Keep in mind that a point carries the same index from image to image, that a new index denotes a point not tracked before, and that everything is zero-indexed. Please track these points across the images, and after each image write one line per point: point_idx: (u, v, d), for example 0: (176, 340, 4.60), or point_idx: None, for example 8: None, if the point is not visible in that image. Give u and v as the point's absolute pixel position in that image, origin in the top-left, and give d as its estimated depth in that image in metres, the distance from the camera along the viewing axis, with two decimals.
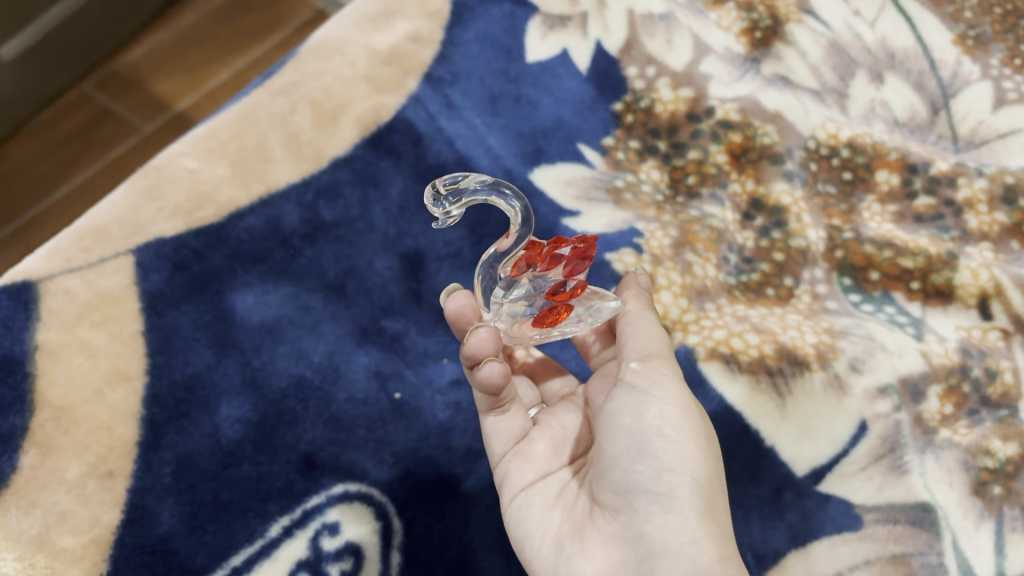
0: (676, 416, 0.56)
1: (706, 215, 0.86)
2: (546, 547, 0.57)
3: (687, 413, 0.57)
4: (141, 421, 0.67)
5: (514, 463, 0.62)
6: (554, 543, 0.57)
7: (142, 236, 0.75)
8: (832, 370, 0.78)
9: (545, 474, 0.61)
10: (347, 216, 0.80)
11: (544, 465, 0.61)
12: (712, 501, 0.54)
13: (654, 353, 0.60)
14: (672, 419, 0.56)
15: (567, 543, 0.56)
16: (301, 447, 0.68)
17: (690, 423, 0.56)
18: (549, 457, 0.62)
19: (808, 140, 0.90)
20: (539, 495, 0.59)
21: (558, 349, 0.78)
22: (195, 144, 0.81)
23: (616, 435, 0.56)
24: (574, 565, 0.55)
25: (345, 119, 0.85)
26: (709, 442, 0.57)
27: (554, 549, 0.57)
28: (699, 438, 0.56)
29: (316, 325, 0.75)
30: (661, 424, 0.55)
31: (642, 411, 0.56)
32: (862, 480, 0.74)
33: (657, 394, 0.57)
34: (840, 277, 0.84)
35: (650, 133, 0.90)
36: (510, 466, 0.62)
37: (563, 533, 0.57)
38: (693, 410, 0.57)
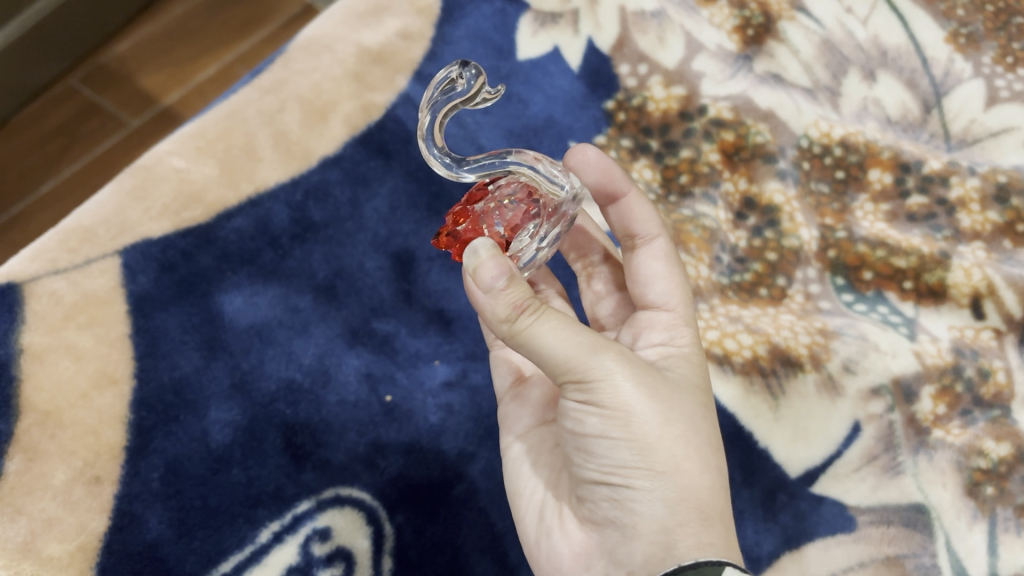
0: (619, 414, 0.48)
1: (699, 214, 0.86)
2: (530, 514, 0.55)
3: (631, 403, 0.49)
4: (129, 426, 0.66)
5: (512, 407, 0.62)
6: (536, 510, 0.55)
7: (129, 236, 0.74)
8: (826, 370, 0.77)
9: (541, 422, 0.59)
10: (337, 216, 0.79)
11: (539, 411, 0.60)
12: (681, 480, 0.49)
13: (583, 344, 0.48)
14: (612, 421, 0.49)
15: (547, 513, 0.54)
16: (291, 451, 0.68)
17: (636, 413, 0.49)
18: (545, 404, 0.60)
19: (801, 139, 0.89)
20: (531, 451, 0.58)
21: None
22: (182, 142, 0.79)
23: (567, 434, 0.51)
24: (551, 542, 0.53)
25: (334, 117, 0.83)
26: (671, 412, 0.50)
27: (537, 518, 0.55)
28: (654, 422, 0.49)
29: (306, 327, 0.74)
30: (603, 428, 0.49)
31: (581, 419, 0.50)
32: (855, 481, 0.74)
33: (594, 398, 0.49)
34: (833, 276, 0.83)
35: (642, 132, 0.90)
36: (508, 409, 0.62)
37: (547, 499, 0.55)
38: (642, 393, 0.49)
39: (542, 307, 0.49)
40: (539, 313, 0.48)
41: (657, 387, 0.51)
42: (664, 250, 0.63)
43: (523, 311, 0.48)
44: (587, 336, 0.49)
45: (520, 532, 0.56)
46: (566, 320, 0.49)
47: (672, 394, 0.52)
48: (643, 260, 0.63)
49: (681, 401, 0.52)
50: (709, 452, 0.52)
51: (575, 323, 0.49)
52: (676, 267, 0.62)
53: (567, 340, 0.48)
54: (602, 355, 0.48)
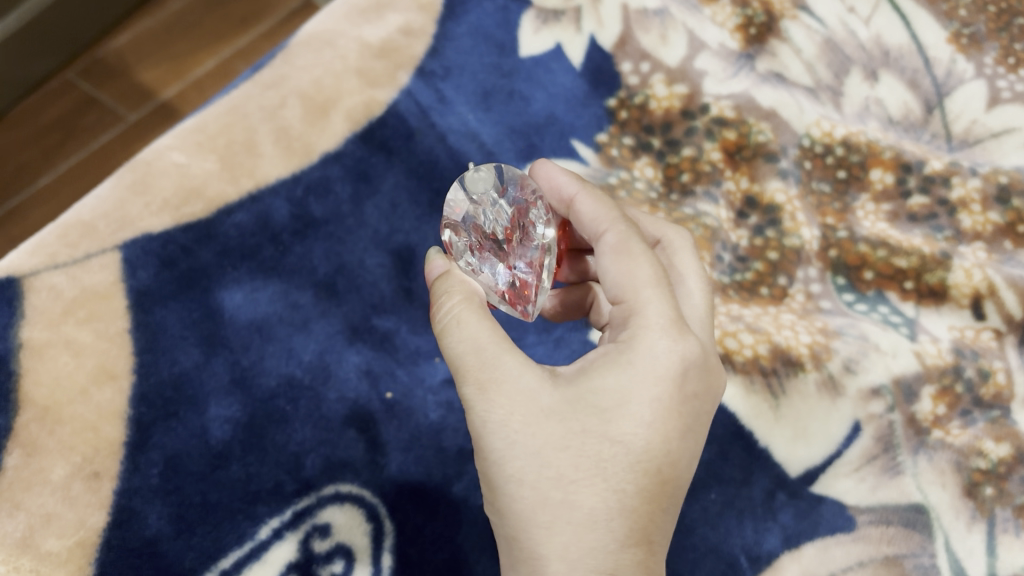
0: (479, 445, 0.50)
1: (700, 213, 0.86)
2: None
3: (481, 433, 0.49)
4: (130, 421, 0.66)
5: None
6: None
7: (130, 231, 0.73)
8: (827, 370, 0.77)
9: None
10: (337, 212, 0.79)
11: None
12: (516, 520, 0.48)
13: (460, 368, 0.50)
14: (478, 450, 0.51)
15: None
16: (291, 448, 0.67)
17: (483, 448, 0.49)
18: None
19: (803, 138, 0.89)
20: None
21: (550, 351, 0.76)
22: (183, 138, 0.79)
23: None
24: None
25: (336, 113, 0.83)
26: (531, 450, 0.48)
27: None
28: (492, 458, 0.48)
29: (306, 324, 0.73)
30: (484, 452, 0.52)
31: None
32: (855, 482, 0.74)
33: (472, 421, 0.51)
34: (833, 276, 0.83)
35: (644, 130, 0.89)
36: None
37: None
38: (496, 432, 0.48)
39: (464, 311, 0.51)
40: (455, 311, 0.51)
41: (519, 418, 0.48)
42: (612, 244, 0.53)
43: (443, 308, 0.52)
44: (467, 362, 0.49)
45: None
46: (472, 324, 0.50)
47: (548, 420, 0.48)
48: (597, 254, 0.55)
49: (553, 429, 0.48)
50: (579, 489, 0.47)
51: (476, 336, 0.49)
52: (625, 264, 0.52)
53: (454, 355, 0.50)
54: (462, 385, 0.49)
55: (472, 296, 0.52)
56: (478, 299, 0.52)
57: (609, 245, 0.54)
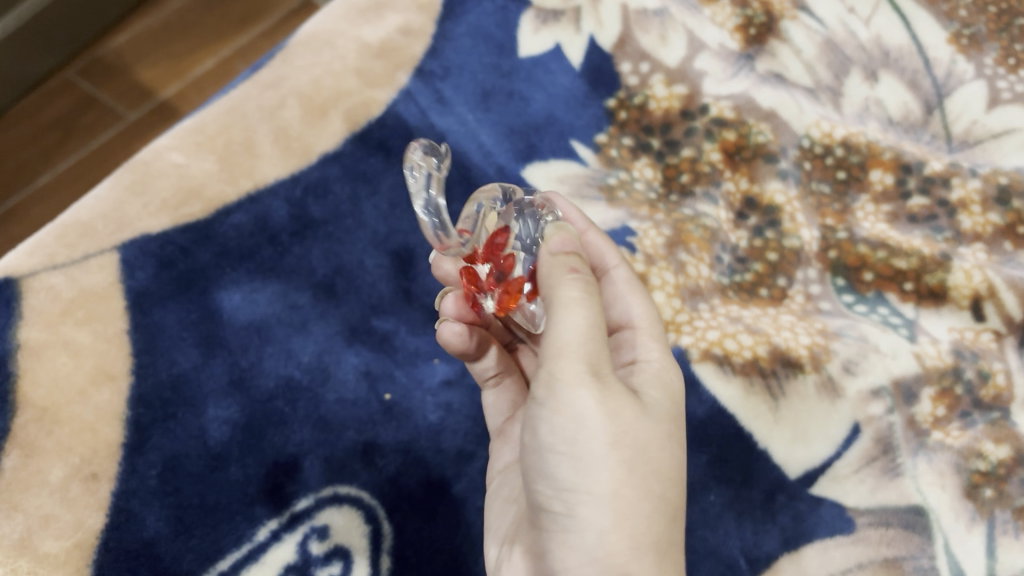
0: (580, 431, 0.47)
1: (700, 214, 0.86)
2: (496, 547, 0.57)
3: (590, 419, 0.47)
4: (128, 422, 0.66)
5: (499, 445, 0.63)
6: (501, 541, 0.57)
7: (128, 232, 0.73)
8: (826, 371, 0.77)
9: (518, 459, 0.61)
10: (336, 213, 0.78)
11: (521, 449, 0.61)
12: (621, 508, 0.47)
13: (577, 343, 0.47)
14: (567, 434, 0.47)
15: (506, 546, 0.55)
16: (289, 449, 0.67)
17: (593, 433, 0.47)
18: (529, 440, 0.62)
19: (803, 139, 0.89)
20: (506, 485, 0.60)
21: None
22: (182, 138, 0.79)
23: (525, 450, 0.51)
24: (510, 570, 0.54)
25: (335, 113, 0.83)
26: (638, 439, 0.48)
27: (501, 550, 0.56)
28: (604, 442, 0.47)
29: (305, 325, 0.73)
30: (554, 441, 0.48)
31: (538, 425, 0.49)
32: (854, 483, 0.74)
33: (554, 404, 0.47)
34: (833, 277, 0.83)
35: (644, 130, 0.89)
36: (496, 447, 0.63)
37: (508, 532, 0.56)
38: (604, 413, 0.47)
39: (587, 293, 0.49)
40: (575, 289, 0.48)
41: (628, 409, 0.49)
42: (624, 277, 0.62)
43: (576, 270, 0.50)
44: (581, 338, 0.47)
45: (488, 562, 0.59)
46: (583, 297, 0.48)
47: (641, 416, 0.50)
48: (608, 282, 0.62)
49: (645, 424, 0.50)
50: (663, 483, 0.50)
51: (594, 320, 0.48)
52: (641, 292, 0.61)
53: (569, 331, 0.47)
54: (575, 360, 0.47)
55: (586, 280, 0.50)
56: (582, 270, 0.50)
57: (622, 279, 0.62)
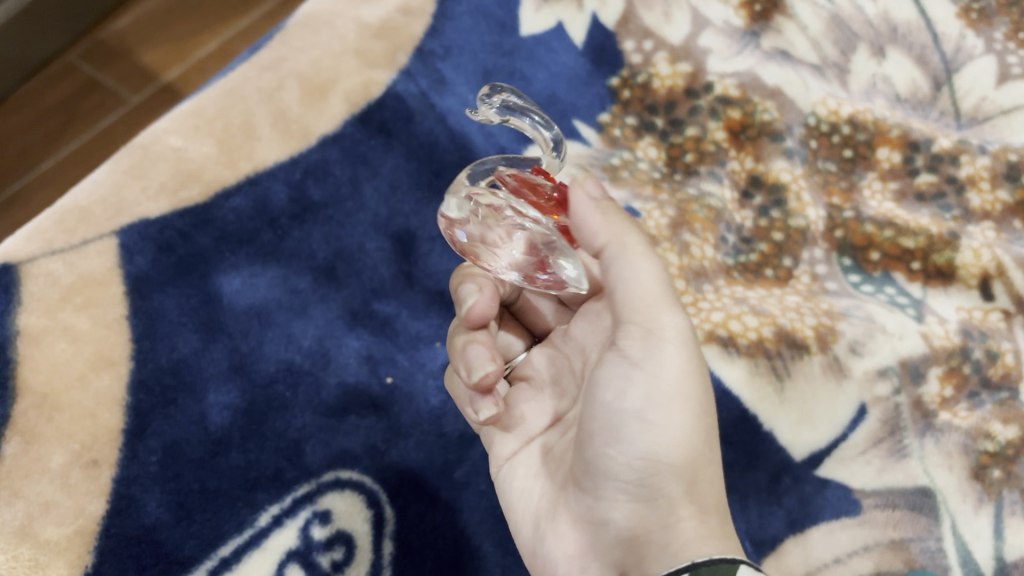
0: (672, 393, 0.49)
1: (704, 194, 0.84)
2: (526, 524, 0.55)
3: (682, 385, 0.49)
4: (127, 408, 0.65)
5: (496, 434, 0.58)
6: (533, 516, 0.54)
7: (126, 216, 0.72)
8: (832, 352, 0.77)
9: (528, 440, 0.57)
10: (337, 195, 0.77)
11: (524, 429, 0.57)
12: (693, 475, 0.50)
13: (660, 304, 0.49)
14: (655, 398, 0.49)
15: (540, 520, 0.53)
16: (291, 435, 0.67)
17: (680, 395, 0.49)
18: (529, 417, 0.58)
19: (809, 117, 0.88)
20: (525, 466, 0.56)
21: None
22: (180, 121, 0.77)
23: (594, 409, 0.50)
24: (546, 548, 0.52)
25: (334, 94, 0.81)
26: (705, 407, 0.51)
27: (533, 525, 0.54)
28: (695, 406, 0.50)
29: (305, 309, 0.72)
30: (643, 407, 0.49)
31: (625, 388, 0.49)
32: (861, 465, 0.74)
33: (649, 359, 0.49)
34: (839, 257, 0.83)
35: (647, 109, 0.88)
36: (495, 435, 0.59)
37: (541, 508, 0.54)
38: (690, 370, 0.50)
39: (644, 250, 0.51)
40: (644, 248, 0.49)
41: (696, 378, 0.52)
42: None
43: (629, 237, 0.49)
44: (668, 294, 0.50)
45: (519, 544, 0.55)
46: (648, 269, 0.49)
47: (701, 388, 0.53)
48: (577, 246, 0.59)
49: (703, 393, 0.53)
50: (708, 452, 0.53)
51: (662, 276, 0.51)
52: None
53: (649, 288, 0.49)
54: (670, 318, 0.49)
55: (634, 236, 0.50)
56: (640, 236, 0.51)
57: None
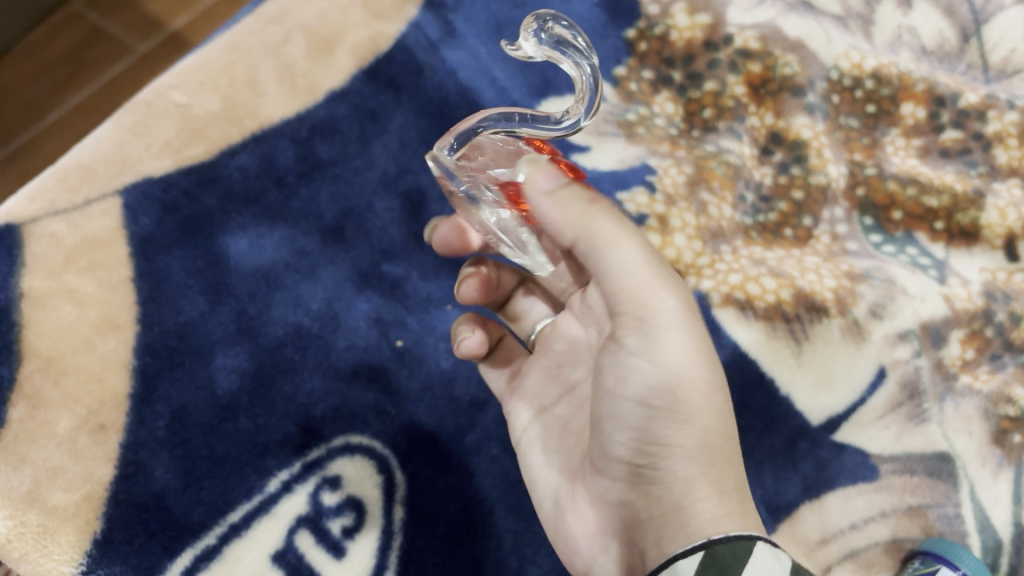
0: (673, 377, 0.48)
1: (722, 150, 0.82)
2: (548, 499, 0.56)
3: (682, 368, 0.48)
4: (134, 371, 0.64)
5: (512, 403, 0.61)
6: (553, 492, 0.56)
7: (130, 174, 0.70)
8: (852, 315, 0.76)
9: (539, 412, 0.59)
10: (345, 153, 0.75)
11: (537, 400, 0.59)
12: (708, 453, 0.49)
13: (649, 287, 0.48)
14: (657, 388, 0.48)
15: (560, 498, 0.55)
16: (300, 399, 0.66)
17: (684, 381, 0.48)
18: (544, 390, 0.59)
19: (831, 70, 0.85)
20: (542, 439, 0.58)
21: None
22: (184, 75, 0.75)
23: (603, 396, 0.50)
24: (568, 526, 0.54)
25: (342, 48, 0.78)
26: (714, 382, 0.50)
27: (553, 502, 0.56)
28: (700, 387, 0.49)
29: (314, 271, 0.71)
30: (645, 395, 0.48)
31: (625, 377, 0.49)
32: (879, 429, 0.74)
33: (650, 345, 0.48)
34: (860, 216, 0.82)
35: (665, 63, 0.86)
36: (510, 405, 0.61)
37: (561, 486, 0.55)
38: (693, 348, 0.48)
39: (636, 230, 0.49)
40: (613, 224, 0.47)
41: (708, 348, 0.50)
42: None
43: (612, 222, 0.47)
44: (664, 273, 0.48)
45: (541, 515, 0.57)
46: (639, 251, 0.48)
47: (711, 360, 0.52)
48: None
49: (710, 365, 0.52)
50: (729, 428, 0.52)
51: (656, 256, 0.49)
52: None
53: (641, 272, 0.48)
54: (666, 298, 0.48)
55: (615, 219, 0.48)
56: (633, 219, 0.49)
57: None
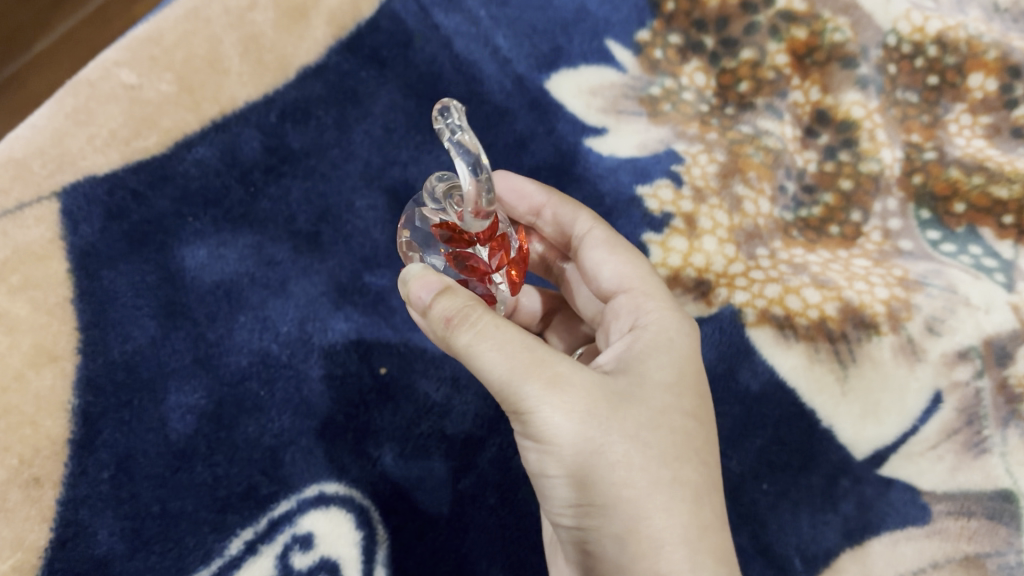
0: (565, 459, 0.40)
1: (761, 132, 0.72)
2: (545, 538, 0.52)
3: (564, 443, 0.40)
4: (74, 413, 0.55)
5: None
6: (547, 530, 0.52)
7: (69, 173, 0.61)
8: (906, 332, 0.65)
9: None
10: (320, 142, 0.65)
11: None
12: (630, 515, 0.40)
13: (505, 382, 0.39)
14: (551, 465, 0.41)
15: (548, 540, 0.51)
16: (266, 442, 0.57)
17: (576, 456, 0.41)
18: None
19: (888, 36, 0.73)
20: None
21: None
22: (134, 50, 0.64)
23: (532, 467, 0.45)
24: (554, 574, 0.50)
25: (317, 14, 0.68)
26: (618, 442, 0.40)
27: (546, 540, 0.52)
28: (592, 454, 0.40)
29: (285, 286, 0.61)
30: (543, 470, 0.42)
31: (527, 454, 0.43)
32: (931, 460, 0.62)
33: (527, 429, 0.41)
34: (917, 208, 0.71)
35: (695, 26, 0.74)
36: None
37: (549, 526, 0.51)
38: (574, 419, 0.40)
39: (480, 315, 0.40)
40: (467, 333, 0.39)
41: (600, 406, 0.40)
42: (603, 236, 0.54)
43: (455, 318, 0.40)
44: (515, 358, 0.39)
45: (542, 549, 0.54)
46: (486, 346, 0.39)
47: (625, 413, 0.41)
48: (589, 249, 0.54)
49: (630, 420, 0.41)
50: (681, 466, 0.42)
51: (510, 339, 0.39)
52: (627, 248, 0.53)
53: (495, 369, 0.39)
54: (526, 383, 0.39)
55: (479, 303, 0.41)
56: (464, 312, 0.40)
57: (600, 239, 0.54)
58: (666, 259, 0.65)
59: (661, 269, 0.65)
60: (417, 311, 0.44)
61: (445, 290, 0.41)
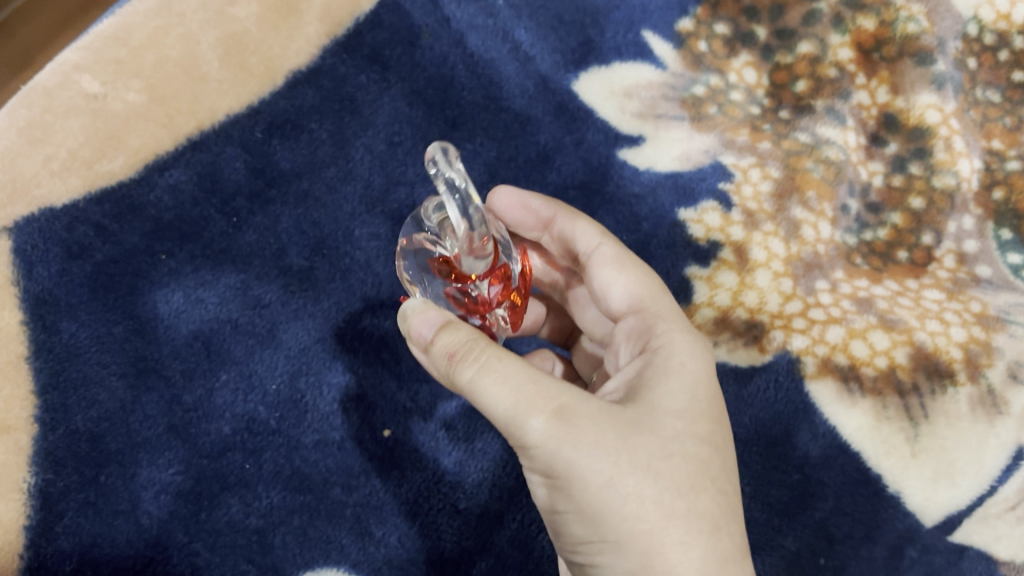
0: (570, 487, 0.35)
1: (821, 142, 0.62)
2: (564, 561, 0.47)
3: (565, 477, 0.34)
4: (31, 496, 0.48)
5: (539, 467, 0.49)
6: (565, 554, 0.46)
7: (23, 204, 0.52)
8: (985, 382, 0.56)
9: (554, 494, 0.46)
10: (314, 160, 0.57)
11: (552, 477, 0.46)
12: (642, 555, 0.35)
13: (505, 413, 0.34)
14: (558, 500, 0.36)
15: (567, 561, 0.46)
16: (252, 523, 0.49)
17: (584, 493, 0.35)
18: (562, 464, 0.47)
19: (968, 24, 0.63)
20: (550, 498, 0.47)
21: None
22: (96, 51, 0.55)
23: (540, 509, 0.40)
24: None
25: (309, 9, 0.59)
26: (628, 476, 0.34)
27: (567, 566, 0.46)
28: (602, 490, 0.34)
29: (274, 333, 0.53)
30: (546, 501, 0.36)
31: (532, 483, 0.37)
32: (1010, 524, 0.54)
33: (529, 459, 0.35)
34: (996, 228, 0.61)
35: (746, 14, 0.65)
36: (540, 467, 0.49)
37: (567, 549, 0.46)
38: (576, 450, 0.34)
39: (482, 349, 0.35)
40: (467, 368, 0.34)
41: (606, 433, 0.34)
42: (611, 255, 0.45)
43: (455, 357, 0.35)
44: (512, 385, 0.34)
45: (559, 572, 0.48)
46: (489, 376, 0.34)
47: (635, 448, 0.35)
48: (598, 265, 0.45)
49: (640, 451, 0.35)
50: (698, 500, 0.36)
51: (509, 369, 0.34)
52: (637, 265, 0.44)
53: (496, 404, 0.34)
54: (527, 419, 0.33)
55: (485, 333, 0.36)
56: (460, 348, 0.35)
57: (608, 257, 0.45)
58: (713, 298, 0.57)
59: (708, 310, 0.57)
60: (417, 349, 0.39)
61: (443, 326, 0.37)
